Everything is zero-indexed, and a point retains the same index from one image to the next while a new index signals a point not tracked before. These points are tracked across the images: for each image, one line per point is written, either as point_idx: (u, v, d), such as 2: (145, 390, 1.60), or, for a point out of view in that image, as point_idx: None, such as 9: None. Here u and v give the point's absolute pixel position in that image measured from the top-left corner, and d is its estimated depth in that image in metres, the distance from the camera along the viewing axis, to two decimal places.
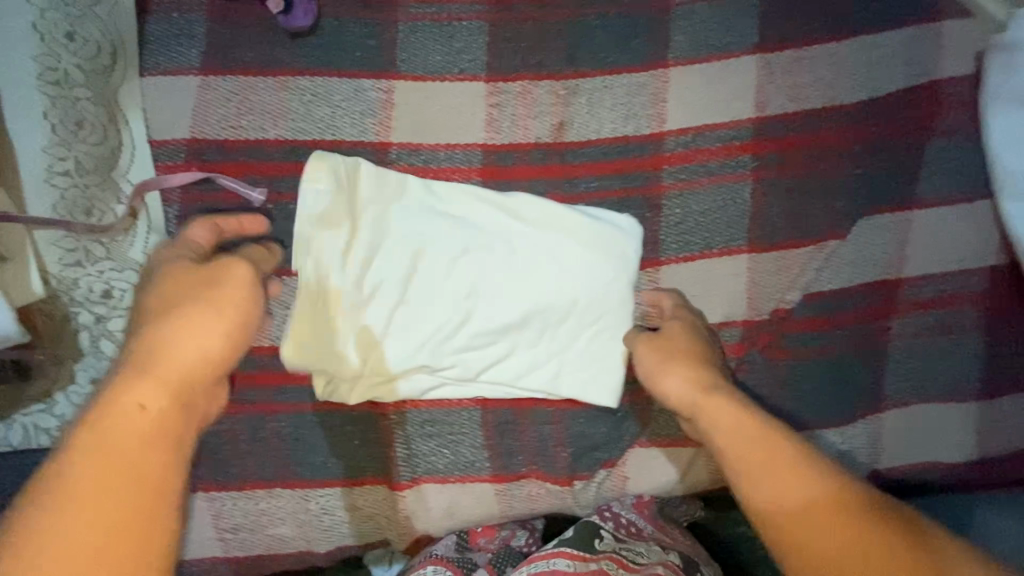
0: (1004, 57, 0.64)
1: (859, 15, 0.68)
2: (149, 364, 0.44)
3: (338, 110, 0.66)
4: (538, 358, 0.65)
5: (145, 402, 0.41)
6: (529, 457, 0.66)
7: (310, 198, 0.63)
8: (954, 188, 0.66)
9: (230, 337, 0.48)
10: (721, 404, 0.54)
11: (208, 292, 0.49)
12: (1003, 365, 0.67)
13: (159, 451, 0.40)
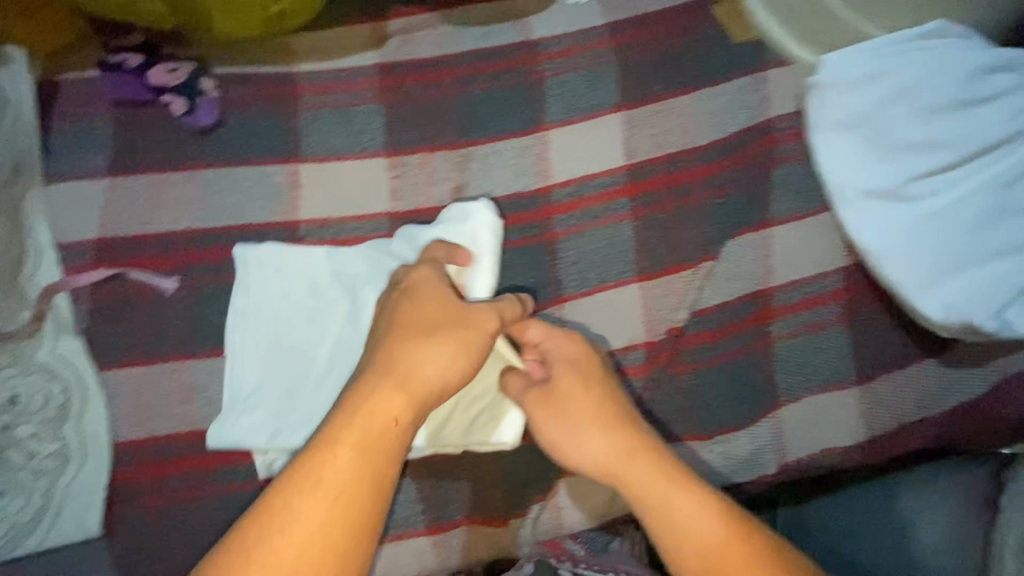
0: (819, 92, 0.75)
1: (697, 73, 0.81)
2: (404, 380, 0.52)
3: (247, 196, 0.70)
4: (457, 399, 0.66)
5: (398, 418, 0.50)
6: (464, 503, 0.67)
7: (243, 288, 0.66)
8: (802, 205, 0.76)
9: (471, 365, 0.55)
10: (632, 458, 0.56)
11: (458, 321, 0.57)
12: (871, 350, 0.76)
13: (387, 454, 0.49)
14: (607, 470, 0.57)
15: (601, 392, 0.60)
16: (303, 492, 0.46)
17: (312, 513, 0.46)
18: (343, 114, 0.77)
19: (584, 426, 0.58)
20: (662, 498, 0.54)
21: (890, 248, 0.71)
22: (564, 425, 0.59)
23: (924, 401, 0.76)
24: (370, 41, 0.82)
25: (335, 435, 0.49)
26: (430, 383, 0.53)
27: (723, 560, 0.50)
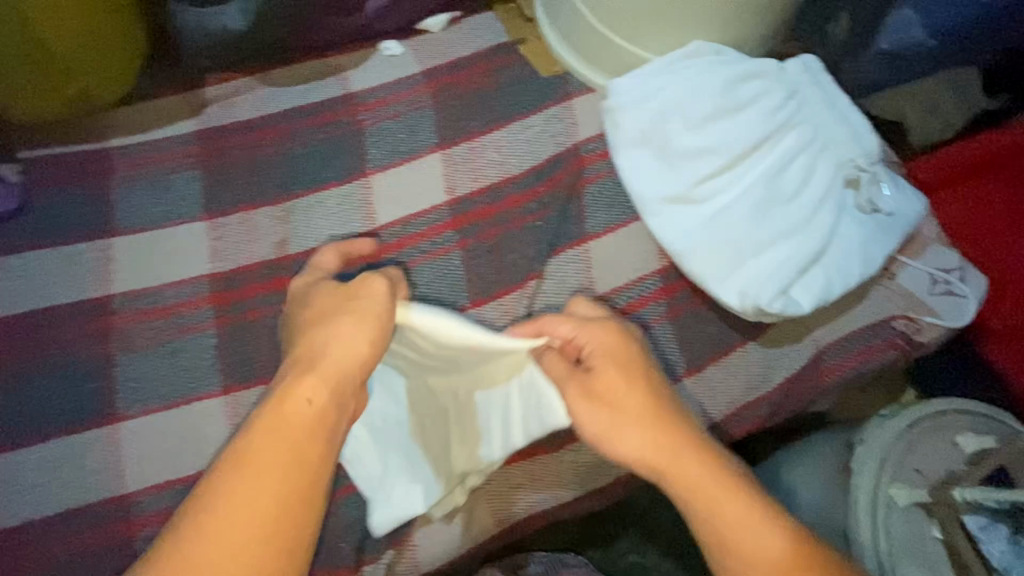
0: (612, 114, 0.81)
1: (510, 107, 0.87)
2: (312, 364, 0.56)
3: (58, 277, 0.71)
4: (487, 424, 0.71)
5: (310, 398, 0.53)
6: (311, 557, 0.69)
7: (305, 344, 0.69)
8: (614, 217, 0.82)
9: (372, 342, 0.58)
10: (677, 435, 0.59)
11: (356, 301, 0.60)
12: (698, 343, 0.81)
13: (315, 433, 0.52)
14: (652, 467, 0.59)
15: (648, 383, 0.62)
16: (244, 465, 0.49)
17: (252, 491, 0.48)
18: (159, 183, 0.78)
19: (625, 426, 0.60)
20: (707, 497, 0.56)
21: (688, 247, 0.76)
22: (610, 421, 0.61)
23: (754, 382, 0.81)
24: (189, 109, 0.83)
25: (257, 421, 0.52)
26: (338, 364, 0.56)
27: (723, 506, 0.55)
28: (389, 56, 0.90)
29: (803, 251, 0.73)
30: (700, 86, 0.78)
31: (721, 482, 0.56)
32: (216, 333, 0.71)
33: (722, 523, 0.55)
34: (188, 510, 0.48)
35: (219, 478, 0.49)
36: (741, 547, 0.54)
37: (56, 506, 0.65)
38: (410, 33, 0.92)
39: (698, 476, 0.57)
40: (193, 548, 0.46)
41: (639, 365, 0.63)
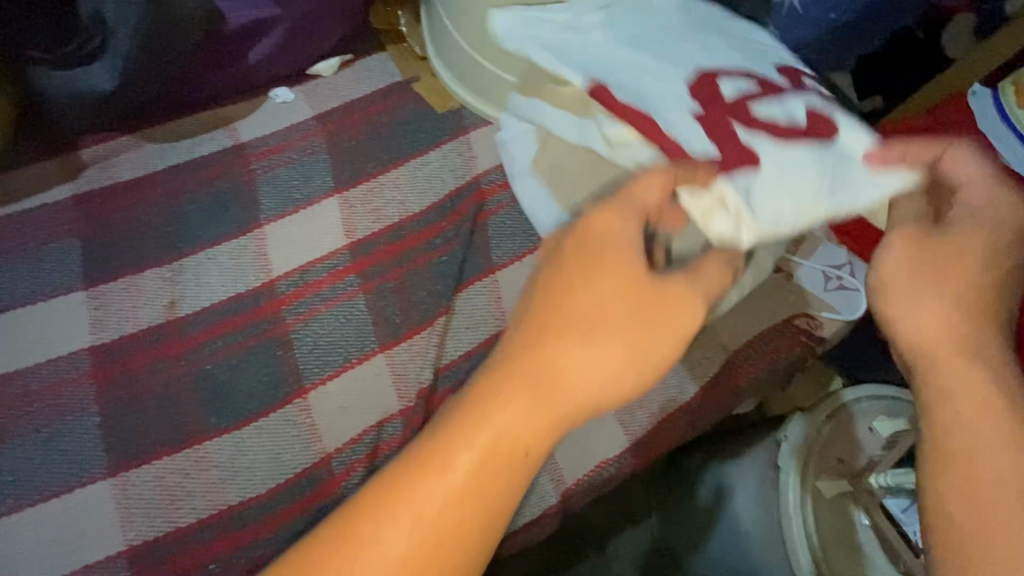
0: (504, 146, 0.84)
1: (406, 146, 0.87)
2: (548, 392, 0.47)
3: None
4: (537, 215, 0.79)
5: (525, 449, 0.46)
6: None
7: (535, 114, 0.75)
8: (518, 246, 0.83)
9: (607, 375, 0.48)
10: (966, 359, 0.52)
11: (643, 306, 0.50)
12: None
13: (511, 471, 0.46)
14: (929, 348, 0.53)
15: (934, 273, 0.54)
16: (504, 402, 0.46)
17: (496, 438, 0.46)
18: (33, 256, 0.74)
19: (918, 294, 0.54)
20: (980, 406, 0.50)
21: None
22: (912, 291, 0.55)
23: (672, 393, 0.83)
24: (63, 173, 0.79)
25: (522, 387, 0.47)
26: (564, 394, 0.47)
27: (975, 458, 0.49)
28: (281, 103, 0.89)
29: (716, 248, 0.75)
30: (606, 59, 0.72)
31: (984, 398, 0.51)
32: (100, 409, 0.67)
33: (959, 437, 0.50)
34: (448, 414, 0.47)
35: (468, 409, 0.47)
36: (977, 462, 0.49)
37: None
38: (301, 79, 0.92)
39: (961, 368, 0.52)
40: (445, 463, 0.45)
41: (940, 255, 0.55)
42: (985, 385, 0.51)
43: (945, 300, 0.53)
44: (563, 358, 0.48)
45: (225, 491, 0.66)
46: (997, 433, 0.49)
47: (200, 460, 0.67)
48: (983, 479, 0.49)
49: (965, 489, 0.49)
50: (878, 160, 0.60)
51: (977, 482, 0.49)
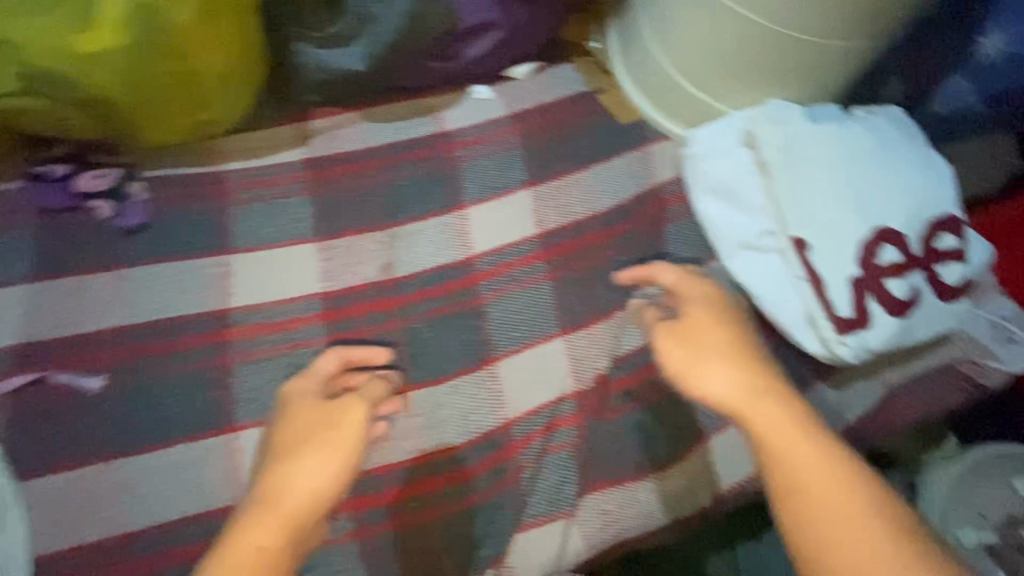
0: (692, 164, 0.87)
1: (594, 150, 0.93)
2: (270, 507, 0.52)
3: (173, 289, 0.72)
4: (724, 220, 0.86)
5: (261, 544, 0.50)
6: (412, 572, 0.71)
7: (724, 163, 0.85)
8: (694, 256, 0.87)
9: (310, 499, 0.54)
10: (765, 400, 0.58)
11: (325, 435, 0.58)
12: (776, 379, 0.84)
13: (270, 533, 0.51)
14: (731, 405, 0.59)
15: (729, 332, 0.65)
16: (283, 444, 0.58)
17: (301, 477, 0.55)
18: (272, 207, 0.83)
19: (713, 354, 0.63)
20: (770, 429, 0.56)
21: (773, 293, 0.81)
22: (688, 355, 0.64)
23: (827, 419, 0.85)
24: (297, 139, 0.89)
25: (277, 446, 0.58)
26: (293, 503, 0.53)
27: (823, 488, 0.52)
28: (479, 99, 0.97)
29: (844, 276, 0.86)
30: (799, 130, 0.81)
31: (823, 459, 0.54)
32: (326, 350, 0.74)
33: (781, 475, 0.54)
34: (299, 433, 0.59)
35: (304, 437, 0.58)
36: (816, 489, 0.52)
37: (176, 511, 0.64)
38: (499, 78, 0.99)
39: (765, 415, 0.57)
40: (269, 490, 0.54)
41: (700, 331, 0.65)
42: (838, 464, 0.54)
43: (730, 361, 0.62)
44: (291, 476, 0.55)
45: (425, 438, 0.75)
46: (827, 473, 0.53)
47: (406, 407, 0.74)
48: (830, 507, 0.51)
49: (834, 539, 0.50)
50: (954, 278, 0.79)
51: (823, 556, 0.50)
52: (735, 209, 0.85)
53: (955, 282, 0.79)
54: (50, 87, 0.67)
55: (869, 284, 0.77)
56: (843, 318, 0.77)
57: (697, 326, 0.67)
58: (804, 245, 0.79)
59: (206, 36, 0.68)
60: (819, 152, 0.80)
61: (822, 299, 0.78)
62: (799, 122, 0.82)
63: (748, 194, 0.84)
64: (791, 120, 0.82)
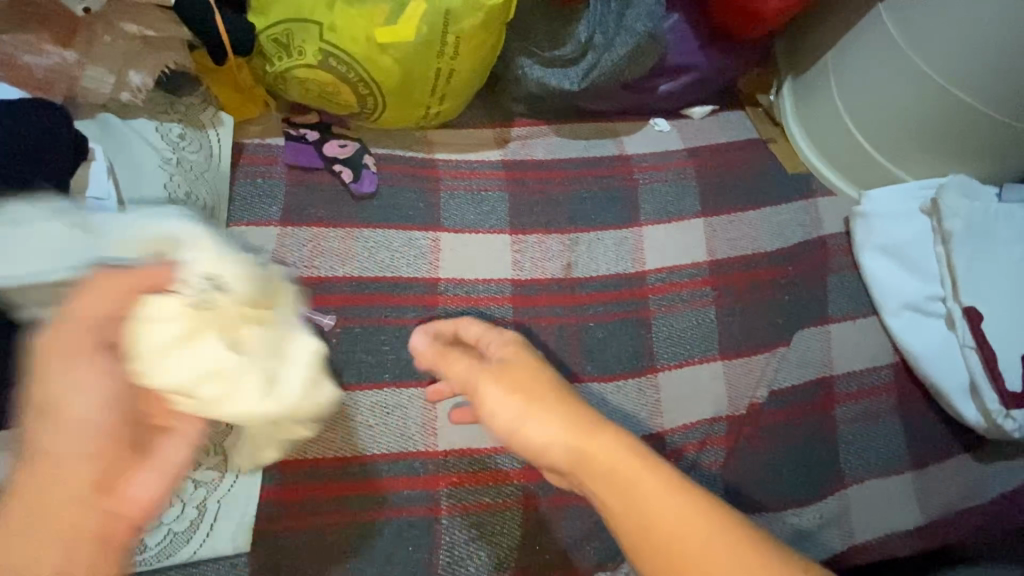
0: (862, 221, 0.91)
1: (763, 194, 0.99)
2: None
3: (395, 252, 0.81)
4: (888, 278, 0.89)
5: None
6: (564, 555, 0.71)
7: (894, 226, 0.89)
8: (853, 307, 0.90)
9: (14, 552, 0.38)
10: (611, 446, 0.44)
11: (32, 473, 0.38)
12: (924, 442, 0.86)
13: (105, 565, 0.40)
14: (570, 464, 0.45)
15: (547, 383, 0.48)
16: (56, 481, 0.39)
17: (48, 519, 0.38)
18: (473, 196, 0.91)
19: (534, 406, 0.46)
20: (665, 525, 0.42)
21: (932, 357, 0.84)
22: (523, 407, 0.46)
23: (968, 492, 0.85)
24: (496, 141, 0.98)
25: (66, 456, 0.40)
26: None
27: None
28: (658, 131, 1.05)
29: (954, 343, 0.84)
30: (985, 206, 0.84)
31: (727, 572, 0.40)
32: (514, 329, 0.82)
33: (676, 557, 0.41)
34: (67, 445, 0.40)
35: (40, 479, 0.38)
36: None
37: (379, 447, 0.69)
38: (676, 116, 1.07)
39: (610, 467, 0.44)
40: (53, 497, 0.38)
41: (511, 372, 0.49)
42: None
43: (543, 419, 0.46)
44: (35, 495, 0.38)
45: None
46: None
47: None
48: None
49: None
50: None
51: None
52: (906, 270, 0.88)
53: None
54: (337, 64, 0.77)
55: None
56: (1010, 392, 0.78)
57: (489, 386, 0.49)
58: (978, 314, 0.81)
59: (471, 47, 0.78)
60: (1001, 231, 0.83)
61: (991, 370, 0.80)
62: (985, 199, 0.85)
63: (918, 256, 0.88)
64: (979, 196, 0.85)
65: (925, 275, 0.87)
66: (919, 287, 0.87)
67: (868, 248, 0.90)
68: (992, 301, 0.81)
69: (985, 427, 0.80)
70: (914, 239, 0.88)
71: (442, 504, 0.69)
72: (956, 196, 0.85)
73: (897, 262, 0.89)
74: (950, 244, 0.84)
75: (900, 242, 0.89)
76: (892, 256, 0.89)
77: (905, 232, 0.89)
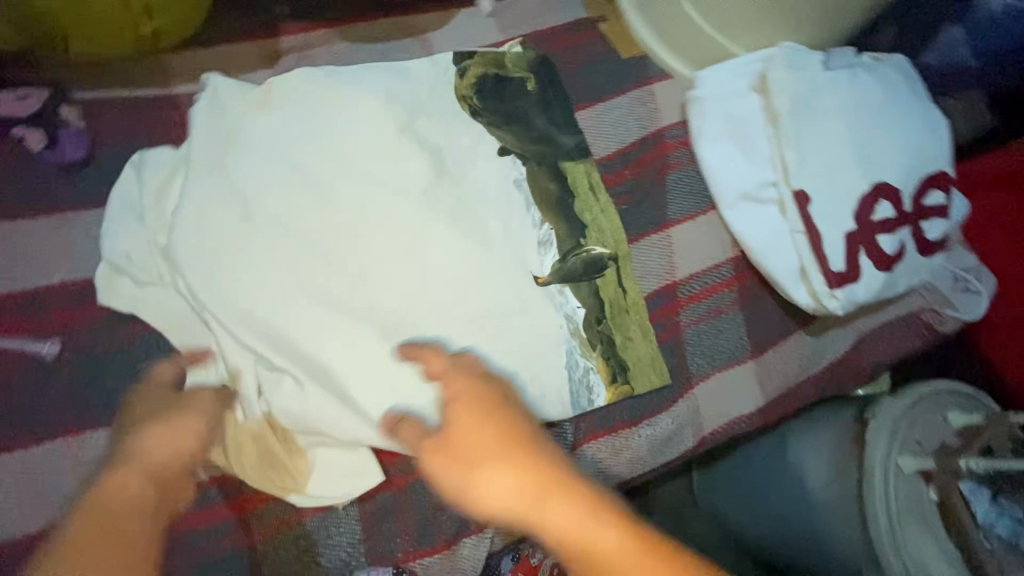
0: (698, 105, 0.85)
1: (597, 87, 0.87)
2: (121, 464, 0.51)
3: (119, 237, 0.62)
4: (730, 164, 0.83)
5: None
6: (405, 540, 0.66)
7: (727, 108, 0.84)
8: (693, 206, 0.86)
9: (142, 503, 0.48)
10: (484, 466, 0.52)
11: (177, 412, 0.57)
12: (764, 329, 0.86)
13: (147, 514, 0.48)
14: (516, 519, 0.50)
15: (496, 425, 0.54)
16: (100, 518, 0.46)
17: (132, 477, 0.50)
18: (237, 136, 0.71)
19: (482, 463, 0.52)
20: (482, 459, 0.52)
21: (767, 244, 0.81)
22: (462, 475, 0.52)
23: (805, 363, 0.88)
24: (263, 60, 0.76)
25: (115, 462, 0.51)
26: None
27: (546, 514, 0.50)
28: (468, 21, 0.85)
29: (781, 230, 0.81)
30: (810, 76, 0.81)
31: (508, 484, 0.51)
32: None
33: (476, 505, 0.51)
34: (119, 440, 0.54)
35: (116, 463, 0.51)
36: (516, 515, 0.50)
37: None
38: None
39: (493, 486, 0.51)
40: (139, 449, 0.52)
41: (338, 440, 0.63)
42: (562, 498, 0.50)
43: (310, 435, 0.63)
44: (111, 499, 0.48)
45: None
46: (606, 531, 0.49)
47: None
48: (541, 507, 0.50)
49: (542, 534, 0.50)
50: (932, 240, 0.83)
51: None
52: (744, 156, 0.83)
53: (934, 237, 0.82)
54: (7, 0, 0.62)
55: (862, 238, 0.79)
56: (835, 272, 0.79)
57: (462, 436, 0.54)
58: (806, 196, 0.79)
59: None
60: (827, 102, 0.80)
61: (818, 253, 0.79)
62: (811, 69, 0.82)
63: (753, 137, 0.83)
64: (808, 66, 0.82)
65: (762, 158, 0.82)
66: (756, 173, 0.82)
67: (707, 133, 0.84)
68: (822, 177, 0.79)
69: (815, 307, 0.81)
70: (746, 123, 0.83)
71: (259, 527, 0.62)
72: (784, 69, 0.81)
73: (734, 149, 0.83)
74: (781, 121, 0.80)
75: (736, 123, 0.84)
76: (734, 138, 0.83)
77: (736, 115, 0.84)
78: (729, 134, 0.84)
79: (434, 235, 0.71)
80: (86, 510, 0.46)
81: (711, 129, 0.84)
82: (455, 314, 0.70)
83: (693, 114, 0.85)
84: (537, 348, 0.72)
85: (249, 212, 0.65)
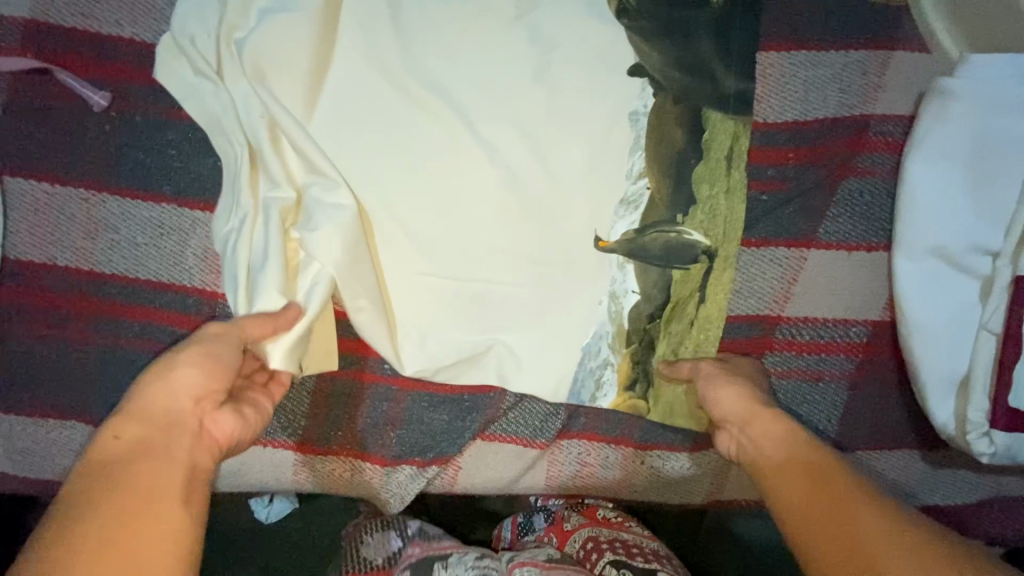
0: (945, 101, 0.58)
1: (810, 31, 0.63)
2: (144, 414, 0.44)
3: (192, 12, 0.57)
4: (944, 199, 0.57)
5: None
6: (346, 434, 0.62)
7: (986, 123, 0.57)
8: (859, 234, 0.63)
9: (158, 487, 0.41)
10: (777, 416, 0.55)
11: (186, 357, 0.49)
12: (864, 425, 0.64)
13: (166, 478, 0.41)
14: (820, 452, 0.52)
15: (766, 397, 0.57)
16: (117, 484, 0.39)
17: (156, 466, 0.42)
18: None
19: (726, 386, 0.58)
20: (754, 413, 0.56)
21: (935, 328, 0.57)
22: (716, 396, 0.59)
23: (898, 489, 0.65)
24: None
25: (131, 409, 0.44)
26: None
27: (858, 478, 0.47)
28: None
29: (966, 318, 0.57)
30: None
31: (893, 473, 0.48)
32: None
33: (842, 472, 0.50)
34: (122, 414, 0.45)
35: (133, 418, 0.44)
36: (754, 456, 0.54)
37: (146, 272, 0.58)
38: None
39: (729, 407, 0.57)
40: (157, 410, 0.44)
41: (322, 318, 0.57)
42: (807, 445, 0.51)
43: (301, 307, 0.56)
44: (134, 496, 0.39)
45: None
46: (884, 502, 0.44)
47: None
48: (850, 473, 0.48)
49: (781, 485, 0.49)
50: None
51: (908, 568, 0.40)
52: (972, 196, 0.57)
53: None
54: None
55: None
56: (1011, 406, 0.55)
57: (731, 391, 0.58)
58: None
59: None
60: None
61: (1002, 372, 0.55)
62: None
63: (1003, 177, 0.56)
64: None
65: (997, 212, 0.56)
66: (976, 228, 0.57)
67: (936, 145, 0.58)
68: None
69: (948, 434, 0.58)
70: (1004, 154, 0.56)
71: None
72: None
73: (966, 182, 0.57)
74: None
75: (987, 147, 0.57)
76: (972, 167, 0.57)
77: (996, 137, 0.56)
78: (968, 159, 0.57)
79: (509, 143, 0.59)
80: (110, 472, 0.40)
81: (947, 143, 0.57)
82: (491, 241, 0.59)
83: (932, 112, 0.58)
84: (563, 314, 0.60)
85: (325, 38, 0.57)
